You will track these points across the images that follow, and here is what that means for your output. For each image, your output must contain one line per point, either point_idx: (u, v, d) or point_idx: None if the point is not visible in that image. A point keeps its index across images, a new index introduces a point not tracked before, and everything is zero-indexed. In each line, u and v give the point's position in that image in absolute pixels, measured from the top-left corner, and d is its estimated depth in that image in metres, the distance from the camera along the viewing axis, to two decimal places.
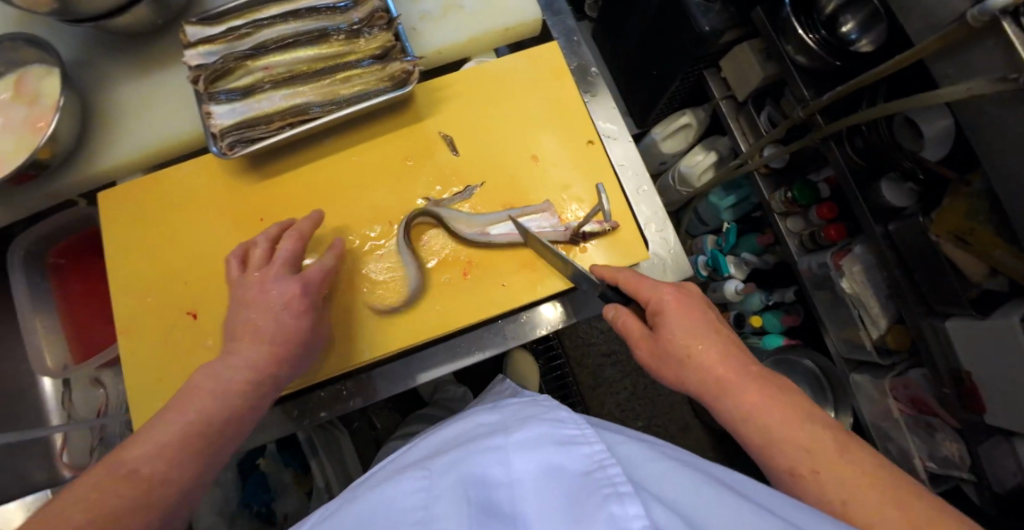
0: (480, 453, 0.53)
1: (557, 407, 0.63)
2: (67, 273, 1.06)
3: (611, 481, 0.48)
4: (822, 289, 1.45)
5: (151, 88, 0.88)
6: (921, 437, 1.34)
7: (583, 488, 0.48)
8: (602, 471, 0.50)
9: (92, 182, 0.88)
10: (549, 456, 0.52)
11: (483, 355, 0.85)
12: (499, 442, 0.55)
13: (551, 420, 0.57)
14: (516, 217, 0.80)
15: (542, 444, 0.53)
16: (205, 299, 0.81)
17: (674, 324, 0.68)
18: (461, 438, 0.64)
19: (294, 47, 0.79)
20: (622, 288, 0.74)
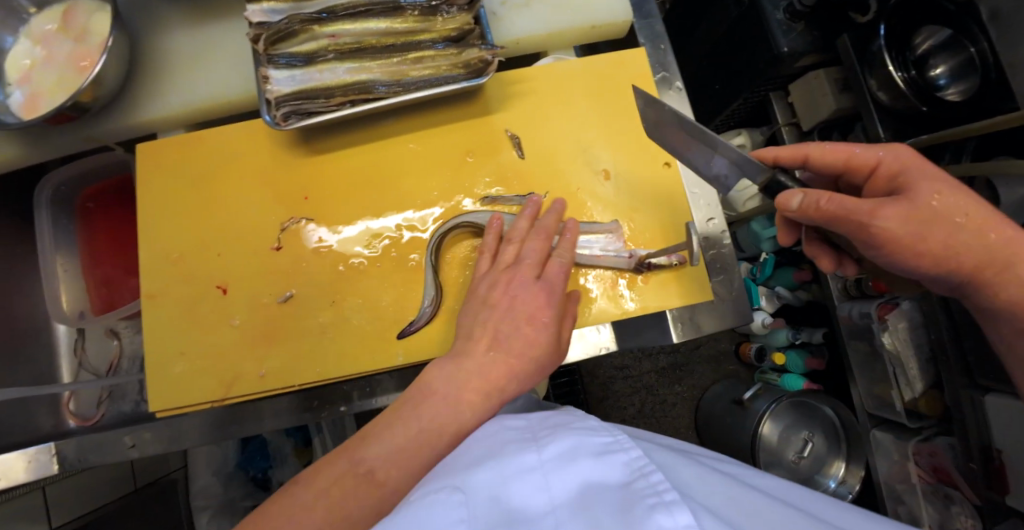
0: (506, 469, 0.47)
1: (577, 414, 0.59)
2: (93, 218, 1.02)
3: (658, 493, 0.46)
4: (859, 339, 1.41)
5: (205, 38, 0.82)
6: (936, 507, 1.30)
7: (633, 504, 0.44)
8: (646, 483, 0.47)
9: (131, 132, 0.83)
10: (587, 472, 0.48)
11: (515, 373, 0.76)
12: (521, 454, 0.49)
13: (580, 427, 0.54)
14: (580, 234, 0.75)
15: (574, 458, 0.49)
16: (237, 274, 0.76)
17: (910, 180, 0.61)
18: (469, 436, 0.56)
19: (364, 17, 0.73)
20: (823, 158, 0.68)
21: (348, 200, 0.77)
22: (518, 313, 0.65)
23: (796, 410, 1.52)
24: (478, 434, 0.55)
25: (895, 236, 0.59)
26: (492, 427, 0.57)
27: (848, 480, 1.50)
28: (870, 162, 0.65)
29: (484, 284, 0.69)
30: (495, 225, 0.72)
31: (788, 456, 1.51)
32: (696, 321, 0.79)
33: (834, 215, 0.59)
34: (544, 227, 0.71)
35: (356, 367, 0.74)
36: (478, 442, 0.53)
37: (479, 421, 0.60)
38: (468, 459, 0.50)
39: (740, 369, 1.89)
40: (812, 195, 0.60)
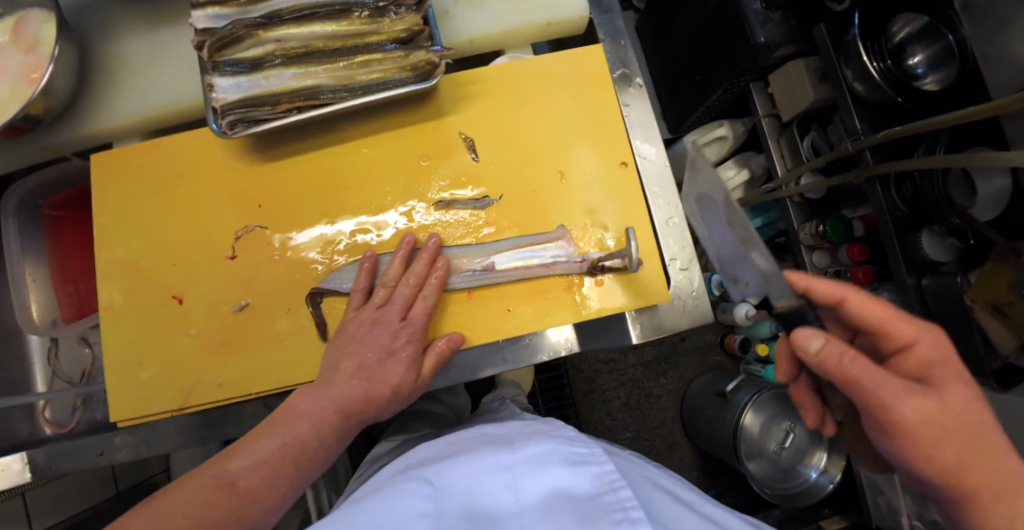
0: (493, 473, 0.55)
1: (559, 427, 0.66)
2: (62, 226, 1.02)
3: (623, 507, 0.53)
4: None
5: (156, 44, 0.81)
6: (914, 498, 1.30)
7: (597, 510, 0.53)
8: (612, 495, 0.55)
9: (87, 141, 0.82)
10: (563, 479, 0.55)
11: (484, 375, 0.77)
12: (507, 459, 0.57)
13: (561, 438, 0.61)
14: (525, 246, 0.75)
15: (553, 464, 0.57)
16: (193, 284, 0.76)
17: (944, 377, 0.57)
18: (463, 440, 0.65)
19: (310, 20, 0.71)
20: (865, 310, 0.62)
21: (303, 207, 0.76)
22: (378, 356, 0.68)
23: (776, 402, 1.53)
24: (470, 440, 0.64)
25: (911, 428, 0.55)
26: (485, 435, 0.65)
27: (829, 471, 1.50)
28: (907, 338, 0.60)
29: (353, 324, 0.71)
30: (365, 269, 0.73)
31: (770, 446, 1.51)
32: (655, 322, 0.78)
33: (855, 376, 0.55)
34: (415, 274, 0.72)
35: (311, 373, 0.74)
36: (471, 446, 0.61)
37: (471, 429, 0.67)
38: (460, 458, 0.58)
39: (725, 361, 1.88)
40: (836, 345, 0.56)
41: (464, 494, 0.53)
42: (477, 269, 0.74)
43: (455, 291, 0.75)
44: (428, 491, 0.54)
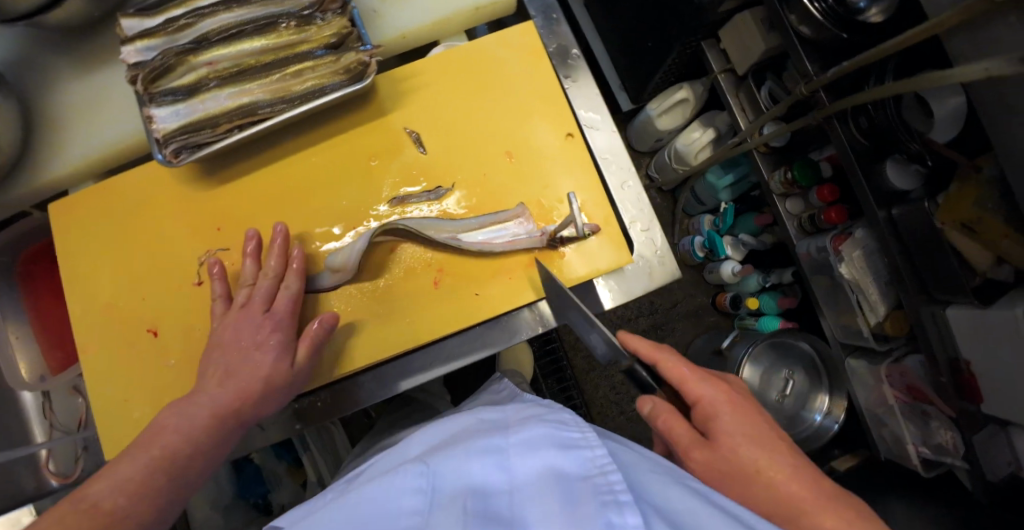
0: (482, 454, 0.53)
1: (558, 411, 0.63)
2: (38, 279, 1.03)
3: (609, 487, 0.49)
4: (821, 274, 1.41)
5: (95, 86, 0.82)
6: (916, 425, 1.30)
7: (581, 491, 0.48)
8: (600, 477, 0.50)
9: (42, 192, 0.83)
10: (551, 460, 0.52)
11: (467, 361, 0.79)
12: (499, 442, 0.55)
13: (555, 422, 0.58)
14: (487, 225, 0.75)
15: (543, 447, 0.54)
16: (165, 315, 0.76)
17: (720, 421, 0.64)
18: (463, 431, 0.63)
19: (238, 38, 0.72)
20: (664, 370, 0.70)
21: (261, 225, 0.77)
22: (248, 349, 0.68)
23: (774, 351, 1.54)
24: (469, 429, 0.62)
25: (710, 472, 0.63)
26: (486, 423, 0.63)
27: (832, 412, 1.49)
28: (698, 395, 0.67)
29: (217, 330, 0.71)
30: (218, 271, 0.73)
31: (772, 395, 1.55)
32: (623, 285, 0.79)
33: (664, 432, 0.66)
34: (272, 267, 0.72)
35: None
36: (468, 433, 0.61)
37: (472, 418, 0.65)
38: (456, 444, 0.56)
39: (720, 320, 1.89)
40: (658, 406, 0.67)
41: (454, 478, 0.51)
42: (447, 238, 0.74)
43: (421, 284, 0.76)
44: (421, 480, 0.52)
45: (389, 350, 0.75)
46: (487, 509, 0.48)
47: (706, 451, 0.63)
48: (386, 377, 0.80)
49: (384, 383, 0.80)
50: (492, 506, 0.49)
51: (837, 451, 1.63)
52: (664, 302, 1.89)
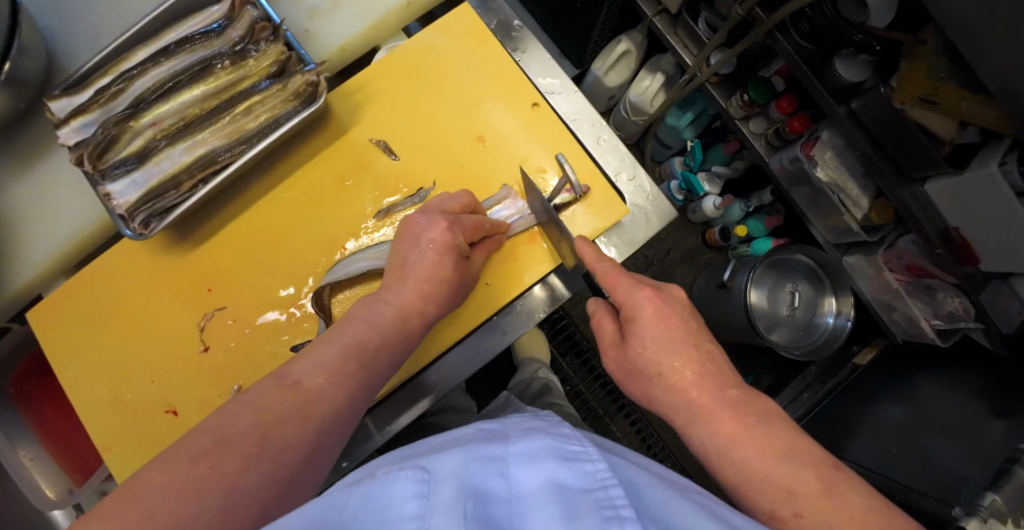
0: (469, 461, 0.42)
1: (558, 425, 0.52)
2: (35, 398, 0.98)
3: (612, 503, 0.39)
4: (800, 183, 1.44)
5: (39, 180, 0.77)
6: (924, 301, 1.35)
7: (584, 508, 0.38)
8: (601, 492, 0.41)
9: (17, 302, 0.79)
10: (555, 471, 0.42)
11: (492, 354, 0.79)
12: (490, 449, 0.45)
13: (549, 432, 0.48)
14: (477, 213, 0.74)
15: (543, 457, 0.43)
16: (180, 391, 0.73)
17: (642, 327, 0.63)
18: (434, 440, 0.51)
19: (176, 91, 0.69)
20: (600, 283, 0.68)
21: (252, 274, 0.74)
22: None
23: (773, 268, 1.57)
24: (444, 439, 0.50)
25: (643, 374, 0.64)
26: (478, 431, 0.52)
27: (842, 311, 1.51)
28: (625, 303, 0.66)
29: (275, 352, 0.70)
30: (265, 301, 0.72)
31: (782, 312, 1.56)
32: (625, 238, 0.79)
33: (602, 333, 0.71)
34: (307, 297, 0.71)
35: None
36: (444, 441, 0.48)
37: (462, 426, 0.53)
38: (448, 448, 0.46)
39: (713, 255, 1.91)
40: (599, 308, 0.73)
41: (453, 475, 0.40)
42: None
43: None
44: (419, 474, 0.41)
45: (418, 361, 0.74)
46: (486, 518, 0.37)
47: (619, 351, 0.67)
48: (420, 389, 0.80)
49: (421, 394, 0.80)
50: (491, 513, 0.38)
51: (855, 347, 1.68)
52: (656, 253, 1.90)
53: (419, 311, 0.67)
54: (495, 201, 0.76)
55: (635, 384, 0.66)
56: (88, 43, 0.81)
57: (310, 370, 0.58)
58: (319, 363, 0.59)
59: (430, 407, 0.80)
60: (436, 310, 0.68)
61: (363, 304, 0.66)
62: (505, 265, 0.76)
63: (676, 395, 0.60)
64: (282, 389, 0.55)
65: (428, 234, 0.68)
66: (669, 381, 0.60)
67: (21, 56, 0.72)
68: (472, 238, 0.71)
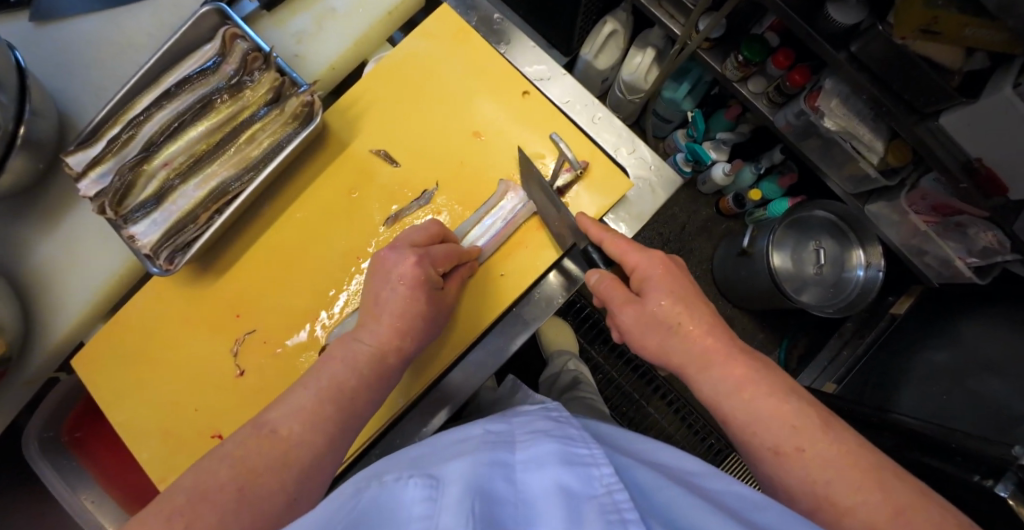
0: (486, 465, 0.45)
1: (565, 425, 0.54)
2: (89, 443, 1.05)
3: (618, 508, 0.40)
4: (809, 137, 1.41)
5: (66, 233, 0.81)
6: (956, 239, 1.31)
7: (586, 511, 0.40)
8: (607, 497, 0.41)
9: (61, 351, 0.83)
10: (559, 476, 0.43)
11: (520, 342, 0.80)
12: (505, 458, 0.47)
13: (560, 437, 0.49)
14: (486, 213, 0.76)
15: (548, 463, 0.45)
16: (222, 414, 0.76)
17: (652, 285, 0.65)
18: (459, 442, 0.53)
19: (182, 130, 0.72)
20: (608, 250, 0.69)
21: (274, 295, 0.77)
22: None
23: (792, 228, 1.57)
24: (468, 441, 0.53)
25: (661, 342, 0.64)
26: (488, 435, 0.54)
27: (872, 263, 1.47)
28: (637, 266, 0.67)
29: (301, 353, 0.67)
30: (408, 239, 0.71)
31: (809, 271, 1.55)
32: (633, 212, 0.79)
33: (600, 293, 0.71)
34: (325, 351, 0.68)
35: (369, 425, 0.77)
36: (467, 445, 0.51)
37: (475, 428, 0.56)
38: (461, 456, 0.48)
39: (731, 224, 1.88)
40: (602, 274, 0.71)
41: (463, 478, 0.43)
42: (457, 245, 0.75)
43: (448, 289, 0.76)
44: (431, 478, 0.44)
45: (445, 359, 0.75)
46: (493, 517, 0.40)
47: (626, 307, 0.66)
48: (453, 386, 0.81)
49: (453, 392, 0.81)
50: (499, 515, 0.40)
51: (891, 297, 1.64)
52: (671, 229, 1.88)
53: (396, 347, 0.68)
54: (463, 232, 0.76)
55: (648, 338, 0.65)
56: (93, 97, 0.85)
57: (285, 419, 0.61)
58: (296, 409, 0.61)
59: (464, 403, 0.81)
60: (416, 344, 0.70)
61: (340, 343, 0.68)
62: (521, 255, 0.76)
63: (703, 360, 0.61)
64: (261, 438, 0.58)
65: (397, 270, 0.68)
66: (690, 342, 0.61)
67: (33, 118, 0.76)
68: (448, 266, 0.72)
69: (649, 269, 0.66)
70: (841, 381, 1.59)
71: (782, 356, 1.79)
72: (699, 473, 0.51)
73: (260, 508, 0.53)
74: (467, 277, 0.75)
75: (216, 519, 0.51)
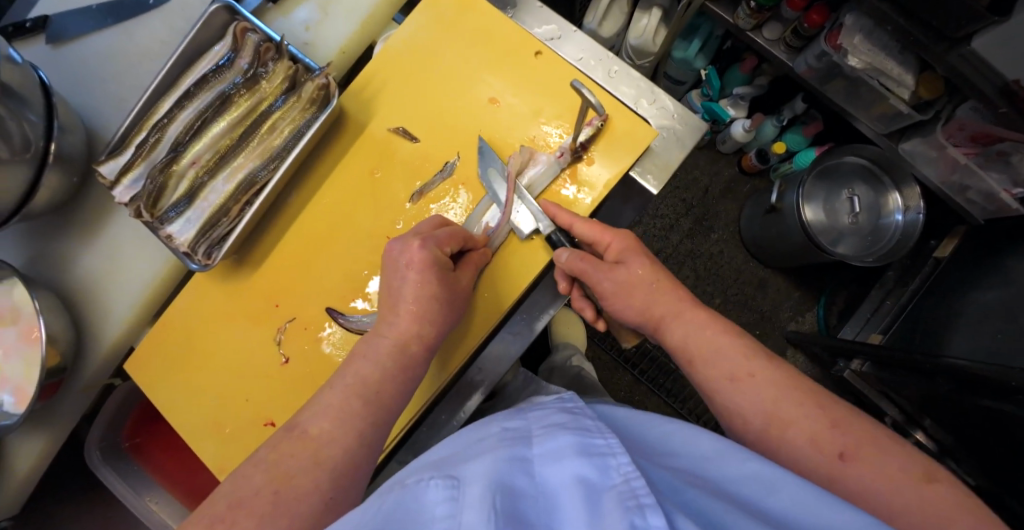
0: (505, 462, 0.46)
1: (580, 414, 0.54)
2: (146, 449, 1.10)
3: (634, 494, 0.40)
4: (833, 79, 1.35)
5: (105, 243, 0.84)
6: (999, 170, 1.24)
7: (606, 502, 0.41)
8: (624, 485, 0.42)
9: (114, 356, 0.86)
10: (576, 468, 0.44)
11: (544, 321, 0.81)
12: (523, 453, 0.48)
13: (576, 427, 0.49)
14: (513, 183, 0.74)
15: (566, 455, 0.46)
16: (273, 401, 0.77)
17: (627, 256, 0.73)
18: (478, 439, 0.54)
19: (205, 128, 0.73)
20: (580, 229, 0.73)
21: (310, 281, 0.78)
22: None
23: (824, 177, 1.53)
24: (486, 438, 0.54)
25: None
26: (503, 431, 0.54)
27: (911, 206, 1.42)
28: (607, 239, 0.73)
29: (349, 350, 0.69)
30: (421, 227, 0.71)
31: (844, 221, 1.50)
32: (659, 162, 0.77)
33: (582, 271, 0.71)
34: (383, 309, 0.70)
35: (422, 392, 0.77)
36: (485, 442, 0.52)
37: (491, 425, 0.56)
38: (480, 454, 0.49)
39: (756, 182, 1.83)
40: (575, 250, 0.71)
41: (482, 477, 0.44)
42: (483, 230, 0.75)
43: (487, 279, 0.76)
44: (451, 479, 0.46)
45: (485, 327, 0.76)
46: (514, 512, 0.41)
47: (610, 272, 0.72)
48: (494, 357, 0.81)
49: (494, 364, 0.81)
50: (519, 508, 0.42)
51: (933, 241, 1.57)
52: (694, 194, 1.84)
53: (416, 334, 0.68)
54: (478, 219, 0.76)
55: (634, 296, 0.72)
56: (114, 110, 0.87)
57: (315, 420, 0.62)
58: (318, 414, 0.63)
59: (506, 374, 0.81)
60: (435, 329, 0.69)
61: (364, 341, 0.69)
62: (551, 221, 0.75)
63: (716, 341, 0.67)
64: (292, 441, 0.60)
65: (404, 257, 0.68)
66: None
67: (62, 134, 0.78)
68: (460, 249, 0.71)
69: (624, 243, 0.74)
70: (887, 331, 1.54)
71: (820, 314, 1.74)
72: (711, 456, 0.50)
73: (298, 511, 0.55)
74: (482, 262, 0.74)
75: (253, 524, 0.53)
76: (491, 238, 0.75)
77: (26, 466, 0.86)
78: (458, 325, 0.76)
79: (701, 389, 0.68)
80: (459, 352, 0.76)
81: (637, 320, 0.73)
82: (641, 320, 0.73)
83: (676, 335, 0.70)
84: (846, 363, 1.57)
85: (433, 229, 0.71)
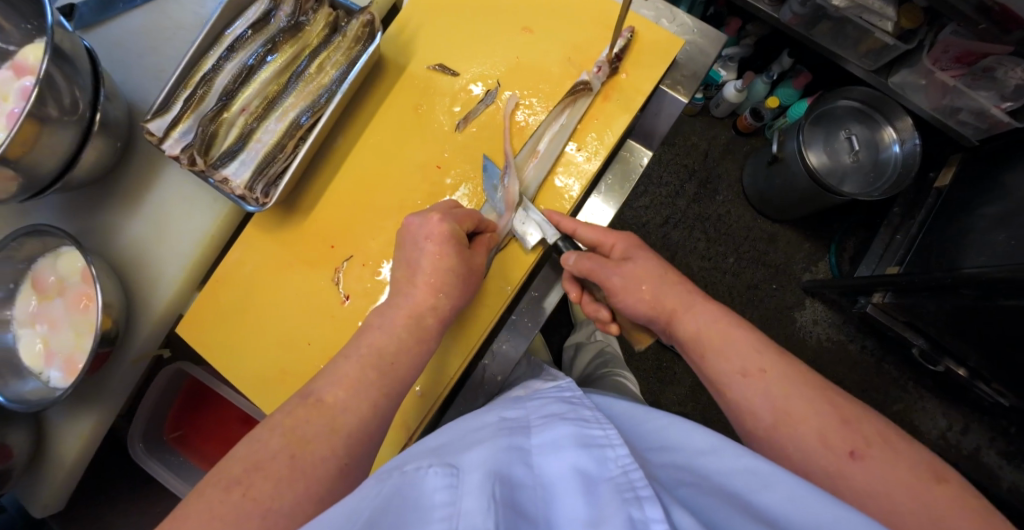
0: (505, 452, 0.46)
1: (578, 407, 0.56)
2: (188, 437, 1.07)
3: (632, 486, 0.42)
4: (819, 23, 1.43)
5: (151, 210, 0.84)
6: (986, 87, 1.29)
7: (604, 493, 0.42)
8: (622, 477, 0.43)
9: (164, 324, 0.84)
10: (576, 459, 0.46)
11: (555, 296, 0.83)
12: (521, 443, 0.49)
13: (575, 421, 0.51)
14: (561, 114, 0.77)
15: (565, 448, 0.47)
16: (334, 340, 0.77)
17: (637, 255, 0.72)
18: (469, 430, 0.53)
19: (252, 76, 0.76)
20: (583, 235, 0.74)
21: (364, 218, 0.79)
22: None
23: (821, 123, 1.57)
24: (481, 428, 0.53)
25: None
26: (502, 421, 0.54)
27: (906, 137, 1.48)
28: (609, 245, 0.74)
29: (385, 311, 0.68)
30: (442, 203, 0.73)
31: (845, 160, 1.54)
32: (685, 73, 0.83)
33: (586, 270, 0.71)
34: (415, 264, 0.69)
35: (491, 308, 0.76)
36: (481, 432, 0.51)
37: (487, 416, 0.56)
38: (478, 443, 0.48)
39: (753, 142, 1.85)
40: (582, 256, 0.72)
41: (481, 465, 0.43)
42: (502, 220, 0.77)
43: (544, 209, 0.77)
44: (450, 467, 0.44)
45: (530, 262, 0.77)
46: (513, 501, 0.41)
47: (618, 267, 0.71)
48: (544, 280, 0.84)
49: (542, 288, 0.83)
50: (519, 499, 0.42)
51: (932, 173, 1.62)
52: (695, 159, 1.85)
53: (433, 307, 0.68)
54: (529, 154, 0.78)
55: (643, 290, 0.70)
56: (152, 84, 0.89)
57: (330, 387, 0.60)
58: (341, 378, 0.61)
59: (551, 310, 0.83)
60: (452, 302, 0.69)
61: (378, 311, 0.69)
62: (597, 144, 0.77)
63: None
64: (308, 407, 0.58)
65: (425, 230, 0.69)
66: None
67: (107, 102, 0.79)
68: (470, 228, 0.72)
69: (628, 243, 0.74)
70: (902, 262, 1.57)
71: (833, 261, 1.74)
72: (706, 451, 0.50)
73: (316, 472, 0.53)
74: (493, 245, 0.75)
75: (271, 486, 0.51)
76: (504, 224, 0.76)
77: (66, 458, 0.83)
78: (506, 251, 0.77)
79: (722, 317, 0.66)
80: (520, 272, 0.77)
81: (649, 313, 0.70)
82: (651, 314, 0.70)
83: (688, 329, 0.66)
84: (867, 299, 1.56)
85: (451, 208, 0.73)
